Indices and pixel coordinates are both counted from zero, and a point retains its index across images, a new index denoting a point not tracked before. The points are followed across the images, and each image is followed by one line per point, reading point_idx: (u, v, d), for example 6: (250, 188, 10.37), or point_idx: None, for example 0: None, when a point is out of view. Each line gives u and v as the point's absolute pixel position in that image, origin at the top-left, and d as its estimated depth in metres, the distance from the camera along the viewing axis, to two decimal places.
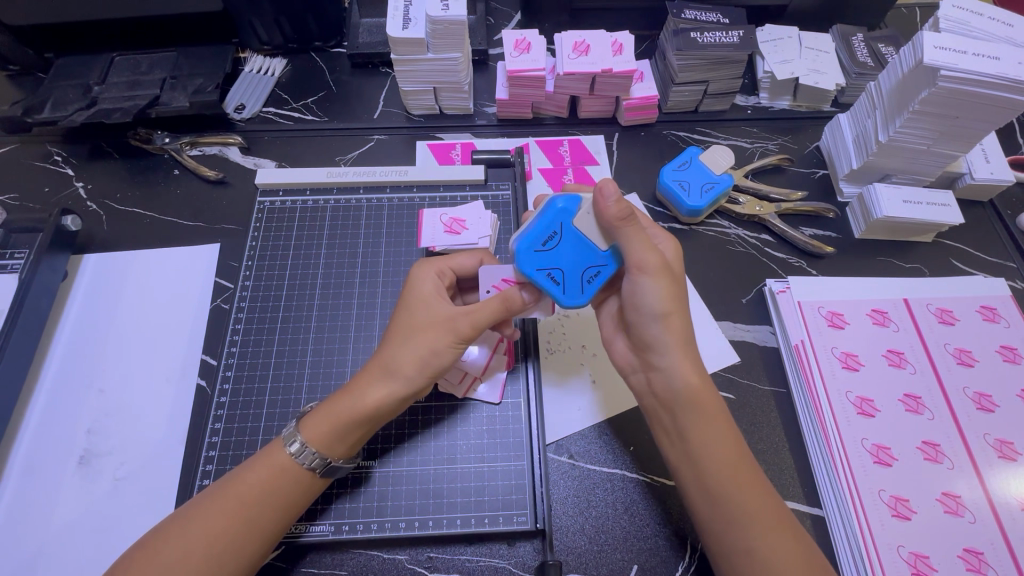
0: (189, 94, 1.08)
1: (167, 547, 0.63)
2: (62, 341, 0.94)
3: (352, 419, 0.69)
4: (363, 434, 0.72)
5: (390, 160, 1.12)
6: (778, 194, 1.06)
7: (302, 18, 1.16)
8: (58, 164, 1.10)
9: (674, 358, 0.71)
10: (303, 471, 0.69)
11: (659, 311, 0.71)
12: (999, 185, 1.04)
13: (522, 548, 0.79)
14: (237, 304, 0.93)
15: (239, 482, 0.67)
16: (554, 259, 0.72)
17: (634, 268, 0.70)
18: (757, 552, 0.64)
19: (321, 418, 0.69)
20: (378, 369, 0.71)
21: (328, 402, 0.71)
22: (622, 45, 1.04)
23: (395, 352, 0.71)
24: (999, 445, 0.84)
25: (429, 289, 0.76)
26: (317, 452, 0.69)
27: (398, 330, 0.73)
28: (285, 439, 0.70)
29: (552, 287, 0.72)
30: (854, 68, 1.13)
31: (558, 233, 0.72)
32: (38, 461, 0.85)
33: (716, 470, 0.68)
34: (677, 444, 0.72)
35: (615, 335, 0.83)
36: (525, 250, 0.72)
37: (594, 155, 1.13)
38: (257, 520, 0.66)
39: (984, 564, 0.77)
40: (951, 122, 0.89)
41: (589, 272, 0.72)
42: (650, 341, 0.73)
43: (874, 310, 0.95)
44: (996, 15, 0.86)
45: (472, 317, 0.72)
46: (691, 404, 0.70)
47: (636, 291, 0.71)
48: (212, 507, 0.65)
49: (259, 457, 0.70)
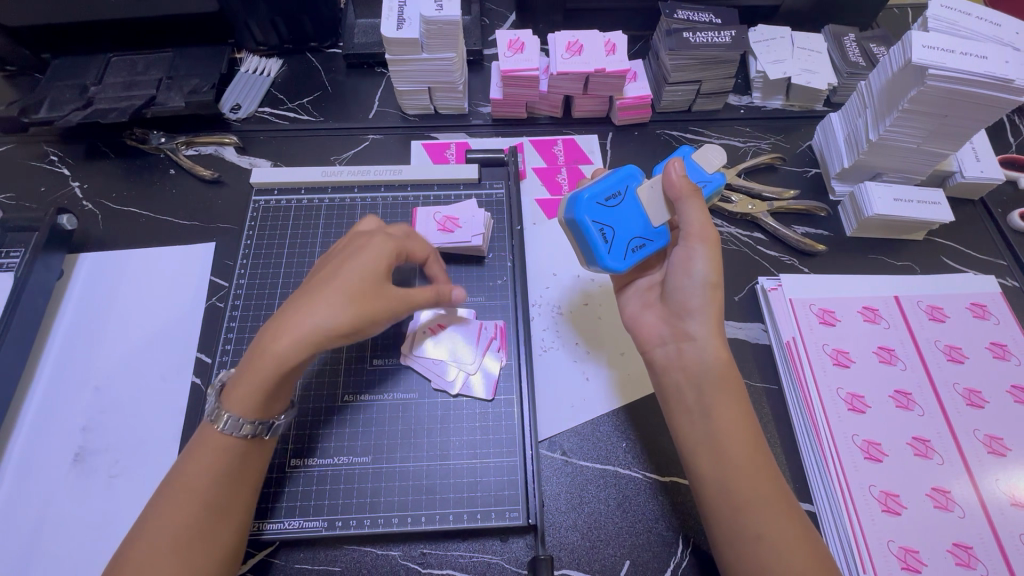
0: (184, 94, 1.09)
1: (138, 546, 0.63)
2: (56, 339, 0.95)
3: (271, 379, 0.69)
4: (282, 391, 0.71)
5: (385, 159, 1.13)
6: (770, 193, 1.07)
7: (298, 18, 1.16)
8: (54, 164, 1.10)
9: (709, 329, 0.75)
10: (232, 440, 0.69)
11: (708, 280, 0.76)
12: (990, 183, 1.05)
13: (514, 544, 0.80)
14: (231, 302, 0.94)
15: (182, 475, 0.67)
16: (610, 218, 0.79)
17: (693, 236, 0.76)
18: (767, 539, 0.64)
19: (246, 382, 0.69)
20: (303, 329, 0.69)
21: (247, 365, 0.71)
22: (616, 45, 1.04)
23: (309, 315, 0.69)
24: (989, 440, 0.85)
25: (376, 258, 0.74)
26: (254, 420, 0.69)
27: (336, 282, 0.72)
28: (211, 417, 0.70)
29: (600, 241, 0.78)
30: (845, 68, 1.14)
31: (622, 195, 0.80)
32: (34, 459, 0.86)
33: (736, 446, 0.69)
34: (698, 421, 0.72)
35: (641, 313, 0.84)
36: (589, 201, 0.78)
37: (588, 154, 1.14)
38: (215, 500, 0.67)
39: (974, 558, 0.78)
40: (940, 120, 0.89)
41: (636, 241, 0.79)
42: (690, 309, 0.76)
43: (866, 307, 0.96)
44: (983, 15, 0.87)
45: (410, 298, 0.76)
46: (719, 376, 0.73)
47: (688, 259, 0.76)
48: (166, 503, 0.65)
49: (194, 446, 0.69)
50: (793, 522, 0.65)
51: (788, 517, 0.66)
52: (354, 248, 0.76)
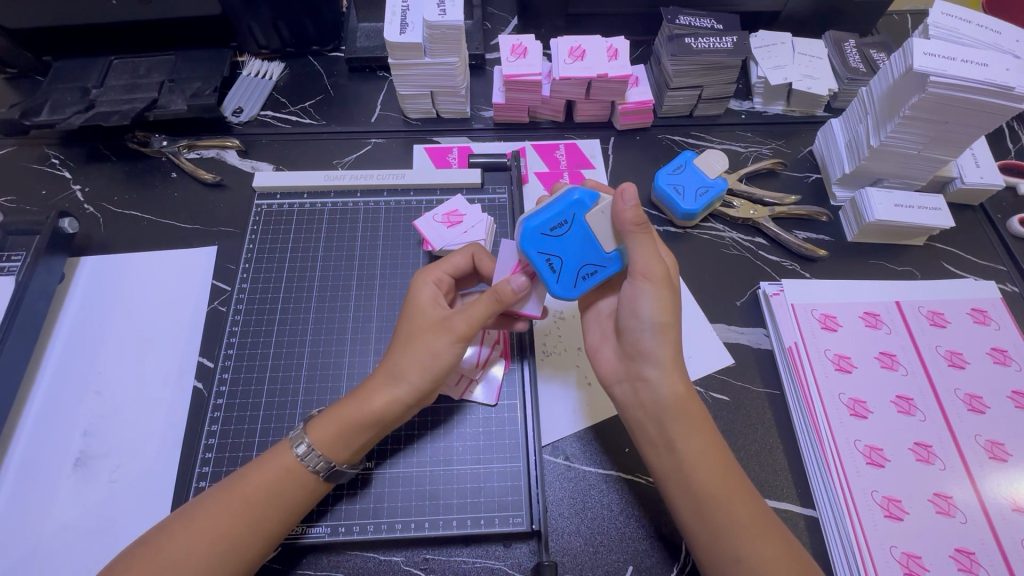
0: (187, 97, 1.08)
1: (177, 531, 0.65)
2: (58, 343, 0.94)
3: (357, 422, 0.70)
4: (371, 438, 0.72)
5: (387, 163, 1.13)
6: (771, 198, 1.08)
7: (300, 22, 1.16)
8: (56, 167, 1.10)
9: (664, 369, 0.74)
10: (308, 475, 0.70)
11: (658, 322, 0.73)
12: (990, 189, 1.06)
13: (518, 549, 0.80)
14: (234, 306, 0.94)
15: (241, 481, 0.68)
16: (557, 248, 0.73)
17: (638, 275, 0.73)
18: (746, 562, 0.65)
19: (327, 421, 0.71)
20: (380, 375, 0.73)
21: (334, 406, 0.73)
22: (618, 50, 1.04)
23: (398, 358, 0.72)
24: (991, 446, 0.85)
25: (426, 296, 0.77)
26: (324, 456, 0.69)
27: (399, 339, 0.75)
28: (292, 441, 0.71)
29: (547, 273, 0.73)
30: (845, 73, 1.15)
31: (568, 223, 0.72)
32: (34, 465, 0.85)
33: (705, 479, 0.69)
34: (664, 455, 0.73)
35: (601, 345, 0.83)
36: (532, 232, 0.72)
37: (590, 159, 1.14)
38: (263, 520, 0.67)
39: (976, 564, 0.78)
40: (941, 127, 0.90)
41: (585, 269, 0.74)
42: (643, 351, 0.75)
43: (867, 312, 0.96)
44: (983, 22, 0.88)
45: (473, 322, 0.72)
46: (678, 412, 0.73)
47: (635, 298, 0.74)
48: (216, 506, 0.66)
49: (264, 459, 0.71)
50: (780, 544, 0.66)
51: (773, 540, 0.66)
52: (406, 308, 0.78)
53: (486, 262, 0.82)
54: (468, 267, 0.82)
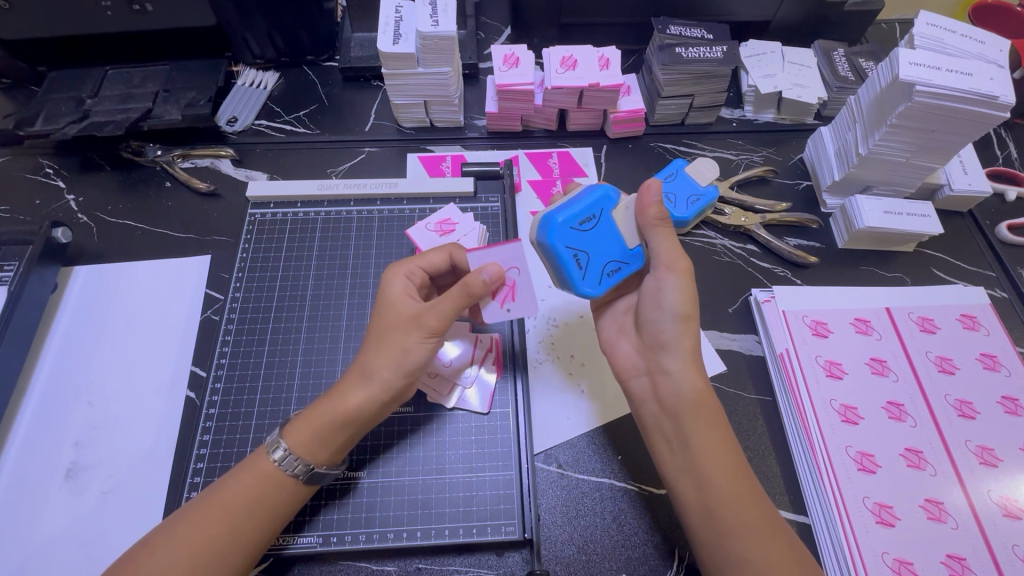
0: (181, 106, 1.09)
1: (160, 543, 0.65)
2: (50, 354, 0.94)
3: (333, 422, 0.70)
4: (347, 438, 0.72)
5: (381, 172, 1.13)
6: (762, 205, 1.08)
7: (294, 32, 1.17)
8: (50, 177, 1.10)
9: (684, 362, 0.74)
10: (286, 479, 0.70)
11: (681, 312, 0.74)
12: (978, 196, 1.07)
13: (510, 558, 0.80)
14: (226, 315, 0.94)
15: (222, 492, 0.68)
16: (584, 242, 0.74)
17: (662, 267, 0.74)
18: (755, 565, 0.65)
19: (303, 423, 0.71)
20: (351, 375, 0.72)
21: (309, 408, 0.73)
22: (609, 60, 1.06)
23: (370, 356, 0.72)
24: (981, 451, 0.86)
25: (397, 289, 0.76)
26: (301, 459, 0.70)
27: (370, 337, 0.74)
28: (268, 447, 0.71)
29: (574, 269, 0.74)
30: (834, 82, 1.16)
31: (596, 218, 0.75)
32: (25, 476, 0.85)
33: (716, 477, 0.69)
34: (676, 449, 0.73)
35: (619, 338, 0.85)
36: (562, 225, 0.73)
37: (582, 167, 1.14)
38: (243, 530, 0.67)
39: (967, 570, 0.78)
40: (928, 135, 0.91)
41: (611, 265, 0.76)
42: (664, 342, 0.75)
43: (857, 318, 0.97)
44: (968, 33, 0.89)
45: (445, 317, 0.72)
46: (694, 408, 0.72)
47: (659, 289, 0.75)
48: (197, 519, 0.66)
49: (242, 467, 0.70)
50: (779, 543, 0.66)
51: (773, 538, 0.66)
52: (377, 299, 0.77)
53: (463, 259, 0.81)
54: (445, 265, 0.81)
